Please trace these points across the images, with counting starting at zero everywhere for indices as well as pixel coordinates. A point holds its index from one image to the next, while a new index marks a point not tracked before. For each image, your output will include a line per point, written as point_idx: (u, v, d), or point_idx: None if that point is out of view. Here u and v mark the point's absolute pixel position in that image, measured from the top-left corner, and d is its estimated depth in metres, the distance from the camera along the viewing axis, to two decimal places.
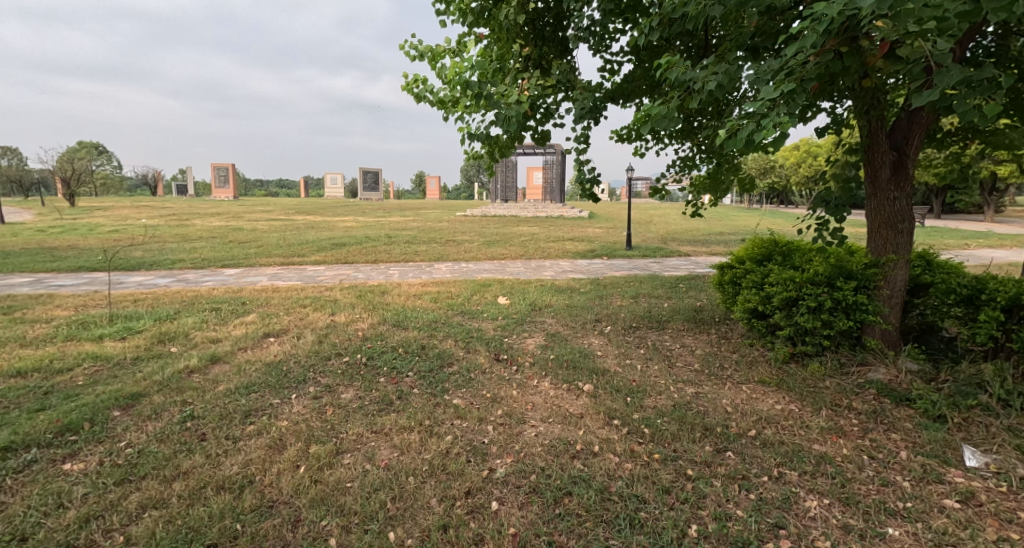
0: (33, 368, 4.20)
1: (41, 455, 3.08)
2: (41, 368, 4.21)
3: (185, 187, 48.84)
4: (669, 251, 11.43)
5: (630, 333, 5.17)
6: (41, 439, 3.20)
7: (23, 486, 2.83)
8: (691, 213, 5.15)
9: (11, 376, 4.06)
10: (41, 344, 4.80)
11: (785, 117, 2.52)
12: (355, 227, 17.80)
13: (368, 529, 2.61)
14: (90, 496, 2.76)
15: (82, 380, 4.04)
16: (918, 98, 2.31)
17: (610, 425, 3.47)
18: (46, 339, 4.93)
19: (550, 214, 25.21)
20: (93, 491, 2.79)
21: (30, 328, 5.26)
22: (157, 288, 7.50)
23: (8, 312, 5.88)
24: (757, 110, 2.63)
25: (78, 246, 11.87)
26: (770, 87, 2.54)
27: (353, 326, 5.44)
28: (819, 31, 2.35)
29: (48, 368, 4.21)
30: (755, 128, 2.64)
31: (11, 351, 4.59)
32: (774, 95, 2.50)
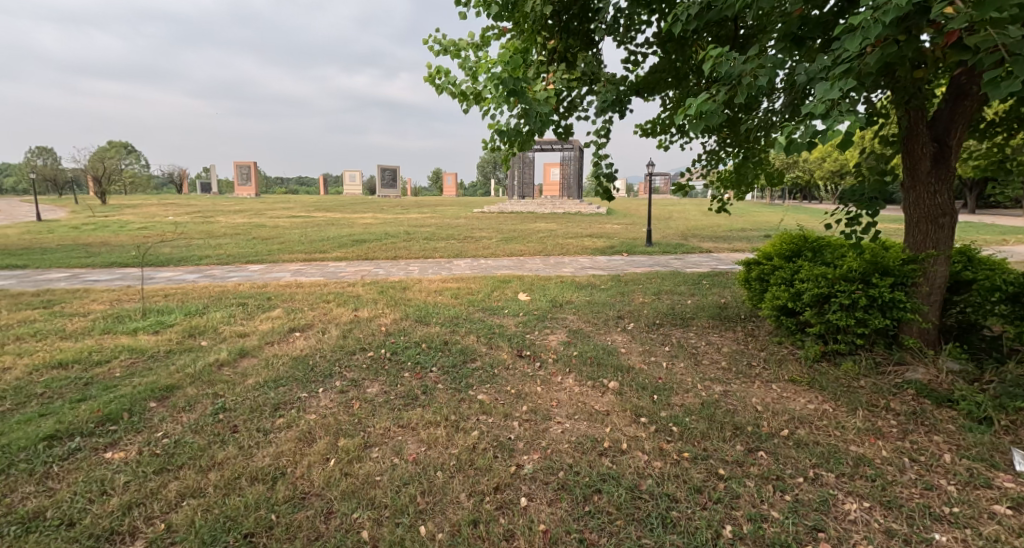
0: (72, 359, 4.33)
1: (84, 444, 3.17)
2: (80, 360, 4.34)
3: (212, 184, 49.79)
4: (691, 248, 11.31)
5: (654, 331, 5.11)
6: (83, 428, 3.30)
7: (68, 473, 2.92)
8: (715, 209, 5.06)
9: (52, 367, 4.19)
10: (80, 337, 4.95)
11: (848, 116, 2.47)
12: (375, 224, 17.95)
13: (399, 523, 2.63)
14: (132, 484, 2.83)
15: (119, 372, 4.15)
16: (992, 91, 2.22)
17: (637, 423, 3.44)
18: (84, 332, 5.08)
19: (569, 211, 25.10)
20: (135, 480, 2.87)
21: (69, 321, 5.43)
22: (187, 283, 7.67)
23: (46, 305, 6.08)
24: (814, 110, 2.58)
25: (110, 242, 12.20)
26: (830, 85, 2.49)
27: (376, 321, 5.50)
28: (882, 23, 2.29)
29: (86, 360, 4.34)
30: (814, 128, 2.59)
31: (51, 343, 4.74)
32: (836, 95, 2.45)
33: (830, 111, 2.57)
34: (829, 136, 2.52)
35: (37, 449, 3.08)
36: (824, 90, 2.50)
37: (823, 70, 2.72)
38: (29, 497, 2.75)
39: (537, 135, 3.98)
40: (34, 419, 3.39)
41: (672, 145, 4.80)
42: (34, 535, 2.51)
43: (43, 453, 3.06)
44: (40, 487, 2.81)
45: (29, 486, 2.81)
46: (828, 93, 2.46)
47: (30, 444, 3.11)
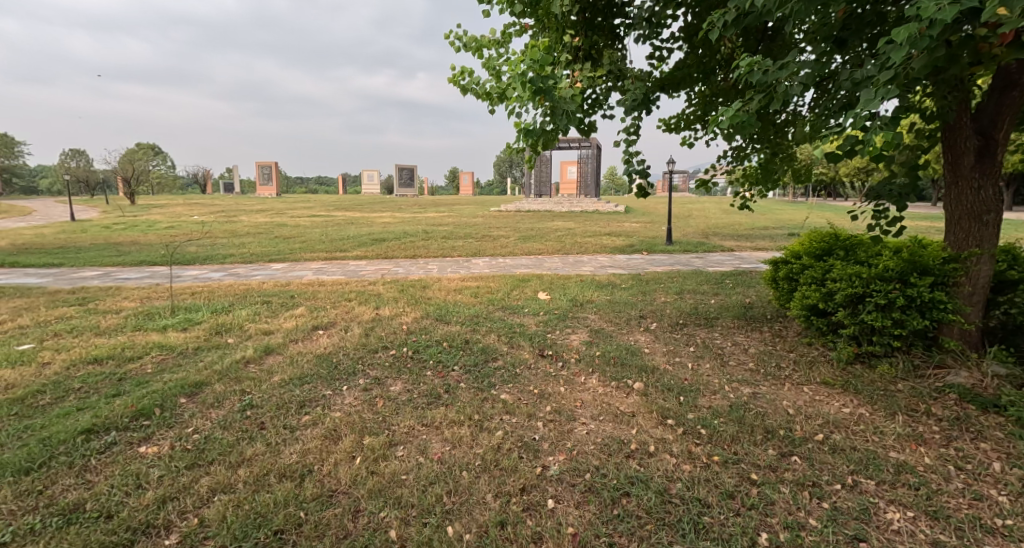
0: (106, 355, 4.42)
1: (119, 438, 3.23)
2: (114, 355, 4.43)
3: (237, 185, 50.74)
4: (713, 246, 11.12)
5: (678, 331, 5.03)
6: (118, 423, 3.36)
7: (105, 467, 2.97)
8: (739, 206, 4.92)
9: (87, 363, 4.29)
10: (113, 334, 5.05)
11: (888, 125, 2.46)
12: (394, 223, 18.00)
13: (427, 523, 2.62)
14: (166, 478, 2.88)
15: (151, 368, 4.22)
16: None
17: (664, 425, 3.38)
18: (116, 329, 5.19)
19: (587, 209, 24.90)
20: (169, 474, 2.91)
21: (102, 318, 5.56)
22: (214, 281, 7.80)
23: (80, 303, 6.23)
24: (855, 118, 2.58)
25: (138, 241, 12.45)
26: (871, 93, 2.48)
27: (397, 319, 5.51)
28: (929, 32, 2.28)
29: (119, 356, 4.42)
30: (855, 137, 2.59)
31: (85, 339, 4.85)
32: (877, 104, 2.45)
33: (869, 119, 2.56)
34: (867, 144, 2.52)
35: (76, 442, 3.15)
36: (867, 97, 2.49)
37: (866, 75, 2.69)
38: (68, 489, 2.80)
39: (562, 132, 3.97)
40: (72, 413, 3.46)
41: (696, 141, 4.71)
42: (75, 526, 2.55)
43: (82, 446, 3.12)
44: (78, 480, 2.87)
45: (69, 479, 2.86)
46: (868, 104, 2.44)
47: (69, 437, 3.18)
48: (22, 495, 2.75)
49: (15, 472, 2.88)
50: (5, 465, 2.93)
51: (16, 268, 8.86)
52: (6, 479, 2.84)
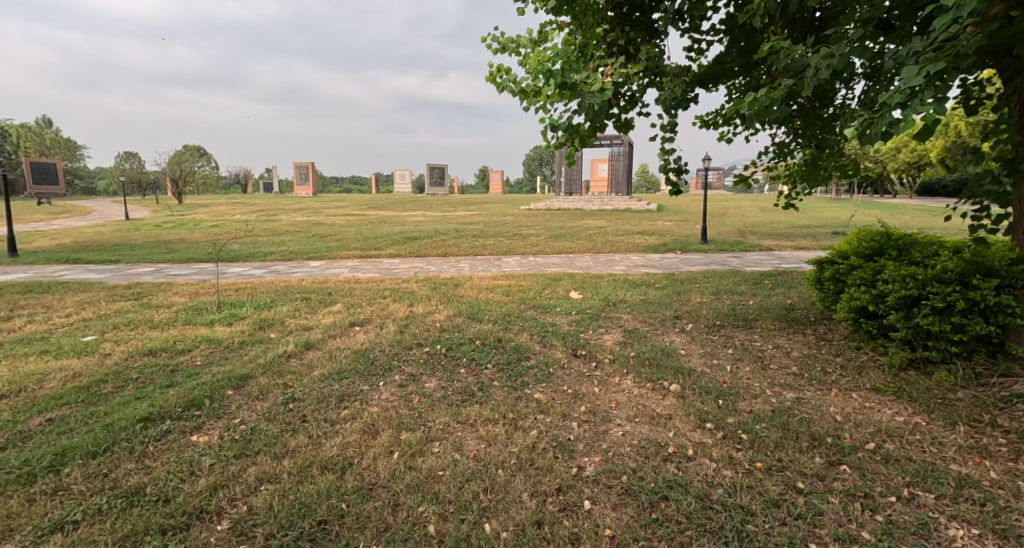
0: (160, 347, 4.60)
1: (174, 426, 3.35)
2: (166, 348, 4.60)
3: (275, 184, 52.13)
4: (749, 245, 10.85)
5: (715, 332, 4.93)
6: (172, 412, 3.48)
7: (162, 453, 3.09)
8: (781, 205, 4.70)
9: (143, 354, 4.46)
10: (165, 327, 5.25)
11: (929, 104, 2.37)
12: (426, 222, 18.18)
13: (464, 520, 2.63)
14: (217, 466, 2.97)
15: (200, 360, 4.37)
16: None
17: (703, 429, 3.31)
18: (168, 322, 5.39)
19: (618, 208, 24.68)
20: (219, 462, 3.00)
21: (155, 312, 5.78)
22: (255, 278, 8.02)
23: (134, 297, 6.49)
24: (895, 99, 2.50)
25: (184, 239, 12.92)
26: (914, 70, 2.40)
27: (430, 317, 5.56)
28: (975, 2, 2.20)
29: (171, 349, 4.59)
30: (893, 119, 2.51)
31: (141, 332, 5.05)
32: (920, 83, 2.37)
33: (911, 98, 2.48)
34: (906, 127, 2.43)
35: (135, 429, 3.28)
36: (909, 76, 2.41)
37: (912, 55, 2.60)
38: (129, 473, 2.92)
39: (596, 129, 3.95)
40: (131, 402, 3.61)
41: (736, 136, 4.54)
42: (137, 508, 2.66)
43: (141, 433, 3.25)
44: (138, 465, 2.98)
45: (130, 463, 2.98)
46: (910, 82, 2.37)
47: (129, 424, 3.31)
48: (88, 477, 2.87)
49: (82, 455, 3.02)
50: (73, 449, 3.06)
51: (76, 264, 9.29)
52: (75, 462, 2.97)
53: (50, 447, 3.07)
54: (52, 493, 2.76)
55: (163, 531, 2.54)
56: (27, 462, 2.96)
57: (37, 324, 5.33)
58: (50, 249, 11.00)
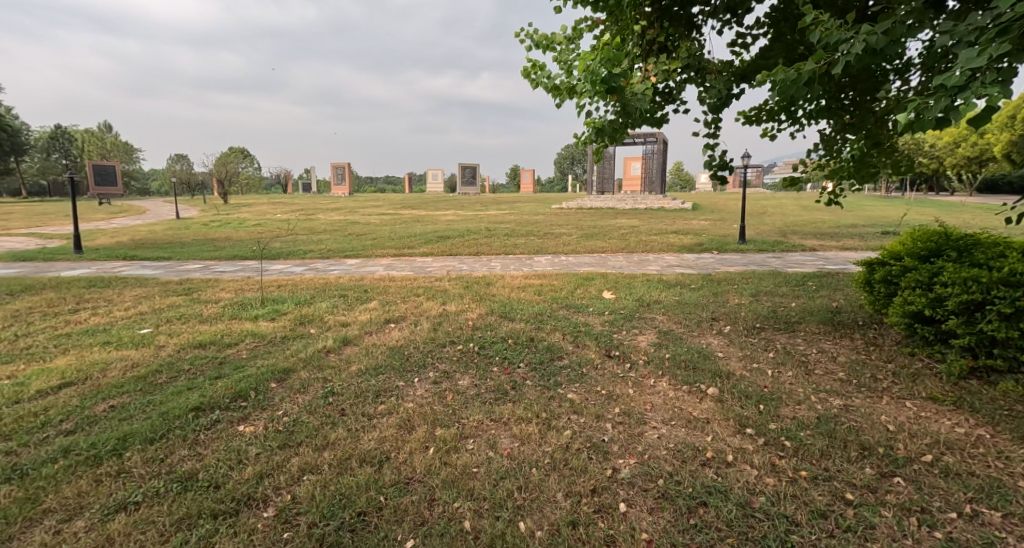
0: (209, 340, 4.73)
1: (222, 416, 3.43)
2: (214, 341, 4.73)
3: (313, 184, 53.34)
4: (789, 245, 10.50)
5: (754, 334, 4.78)
6: (220, 403, 3.57)
7: (212, 441, 3.16)
8: (827, 203, 4.51)
9: (194, 347, 4.60)
10: (213, 321, 5.41)
11: (993, 87, 2.25)
12: (459, 220, 18.27)
13: (499, 517, 2.61)
14: (262, 456, 3.03)
15: (246, 353, 4.48)
16: None
17: (743, 434, 3.20)
18: (216, 317, 5.54)
19: (651, 207, 24.35)
20: (264, 452, 3.06)
21: (204, 307, 5.96)
22: (296, 275, 8.20)
23: (185, 292, 6.72)
24: (953, 82, 2.38)
25: (229, 237, 13.34)
26: (975, 51, 2.29)
27: (463, 315, 5.57)
28: None
29: (219, 342, 4.72)
30: (951, 104, 2.40)
31: (192, 325, 5.21)
32: (982, 64, 2.25)
33: (971, 82, 2.36)
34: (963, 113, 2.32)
35: (188, 418, 3.37)
36: (969, 57, 2.30)
37: (973, 37, 2.48)
38: (183, 459, 3.00)
39: (634, 125, 3.89)
40: (183, 392, 3.72)
41: (779, 133, 4.39)
42: (191, 493, 2.73)
43: (193, 422, 3.34)
44: (191, 452, 3.06)
45: (183, 450, 3.07)
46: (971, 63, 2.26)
47: (182, 413, 3.41)
48: (147, 462, 2.96)
49: (141, 441, 3.12)
50: (133, 435, 3.17)
51: (131, 260, 9.68)
52: (135, 446, 3.07)
53: (113, 432, 3.19)
54: (115, 475, 2.86)
55: (213, 516, 2.60)
56: (92, 445, 3.08)
57: (98, 316, 5.57)
58: (108, 246, 11.50)
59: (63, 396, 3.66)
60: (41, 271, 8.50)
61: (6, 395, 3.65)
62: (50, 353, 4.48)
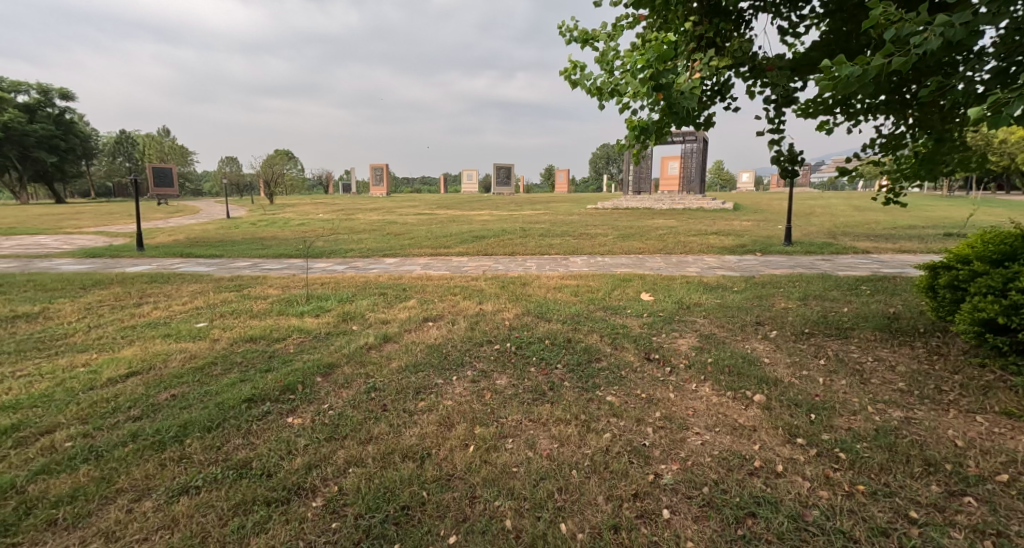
0: (259, 335, 4.86)
1: (273, 408, 3.51)
2: (264, 335, 4.86)
3: (354, 185, 54.49)
4: (840, 248, 10.07)
5: (803, 340, 4.59)
6: (270, 395, 3.66)
7: (264, 431, 3.23)
8: (885, 201, 4.30)
9: (245, 340, 4.74)
10: (263, 316, 5.55)
11: None
12: (495, 220, 18.31)
13: (540, 517, 2.58)
14: (310, 447, 3.07)
15: (293, 348, 4.58)
16: None
17: (793, 444, 3.06)
18: (266, 312, 5.70)
19: (691, 207, 23.85)
20: (312, 443, 3.11)
21: (254, 303, 6.13)
22: (337, 273, 8.34)
23: (236, 289, 6.92)
24: None
25: (275, 236, 13.76)
26: None
27: (500, 314, 5.56)
28: None
29: (268, 337, 4.83)
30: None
31: (244, 320, 5.37)
32: None
33: None
34: None
35: (241, 408, 3.46)
36: None
37: None
38: (238, 448, 3.08)
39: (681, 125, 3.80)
40: (237, 383, 3.82)
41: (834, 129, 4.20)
42: (245, 480, 2.80)
43: (246, 412, 3.43)
44: (245, 441, 3.14)
45: (238, 439, 3.15)
46: None
47: (236, 404, 3.51)
48: (205, 449, 3.05)
49: (200, 429, 3.22)
50: (192, 423, 3.28)
51: (187, 258, 10.05)
52: (194, 434, 3.17)
53: (174, 420, 3.30)
54: (178, 460, 2.96)
55: (267, 503, 2.66)
56: (156, 431, 3.19)
57: (159, 310, 5.80)
58: (167, 244, 11.98)
59: (130, 384, 3.82)
60: (108, 267, 8.91)
61: (80, 382, 3.83)
62: (118, 344, 4.68)
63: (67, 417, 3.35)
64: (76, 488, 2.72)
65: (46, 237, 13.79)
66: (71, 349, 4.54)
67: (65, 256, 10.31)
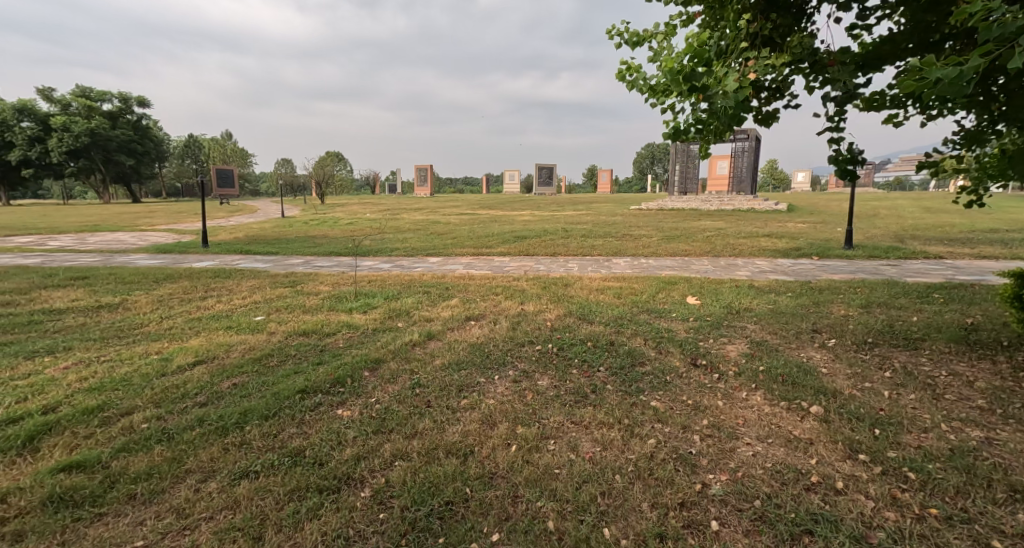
0: (310, 329, 4.96)
1: (324, 399, 3.56)
2: (315, 330, 4.95)
3: (399, 185, 55.54)
4: (908, 252, 9.49)
5: (865, 350, 4.33)
6: (322, 387, 3.71)
7: (316, 422, 3.28)
8: (966, 204, 4.00)
9: (299, 334, 4.85)
10: (315, 311, 5.68)
11: None
12: (536, 221, 18.25)
13: (583, 521, 2.51)
14: (359, 439, 3.09)
15: (343, 342, 4.65)
16: None
17: (854, 460, 2.87)
18: (317, 308, 5.82)
19: (740, 208, 23.12)
20: (360, 436, 3.13)
21: (306, 298, 6.29)
22: (384, 271, 8.47)
23: (291, 284, 7.12)
24: None
25: (324, 234, 14.16)
26: None
27: (541, 315, 5.49)
28: None
29: (319, 331, 4.93)
30: None
31: (297, 315, 5.51)
32: None
33: None
34: None
35: (295, 399, 3.53)
36: None
37: None
38: (292, 436, 3.13)
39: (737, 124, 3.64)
40: (291, 375, 3.90)
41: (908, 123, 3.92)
42: (298, 468, 2.84)
43: (299, 403, 3.49)
44: (298, 430, 3.18)
45: (292, 428, 3.20)
46: None
47: (290, 395, 3.57)
48: (264, 436, 3.12)
49: (259, 417, 3.29)
50: (252, 410, 3.36)
51: (246, 255, 10.43)
52: (254, 421, 3.25)
53: (235, 407, 3.39)
54: (240, 445, 3.02)
55: (319, 491, 2.68)
56: (221, 417, 3.28)
57: (222, 303, 6.02)
58: (228, 242, 12.47)
59: (197, 372, 3.96)
60: (177, 263, 9.33)
61: (154, 368, 3.99)
62: (186, 333, 4.88)
63: (143, 400, 3.49)
64: (152, 467, 2.82)
65: (124, 234, 14.64)
66: (146, 337, 4.76)
67: (140, 251, 10.92)
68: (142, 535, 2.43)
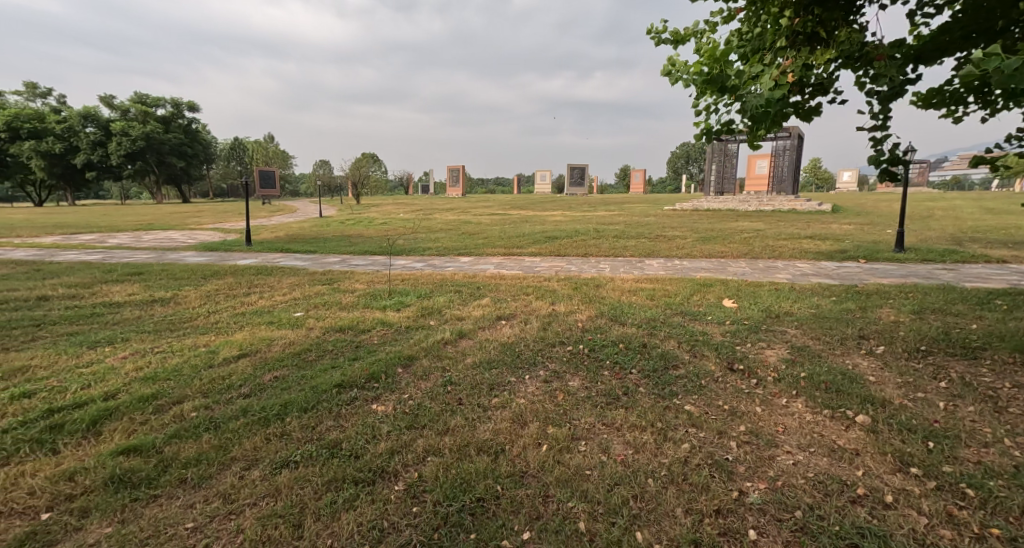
0: (346, 326, 5.06)
1: (359, 394, 3.63)
2: (351, 326, 5.06)
3: (433, 185, 56.11)
4: (965, 256, 9.05)
5: (917, 359, 4.16)
6: (358, 382, 3.78)
7: (352, 416, 3.34)
8: None
9: (336, 330, 4.95)
10: (351, 309, 5.80)
11: None
12: (568, 221, 18.20)
13: (615, 523, 2.49)
14: (393, 434, 3.14)
15: (377, 339, 4.74)
16: None
17: (904, 473, 2.77)
18: (353, 305, 5.94)
19: (779, 209, 22.53)
20: (394, 430, 3.18)
21: (343, 295, 6.43)
22: (418, 270, 8.58)
23: (328, 282, 7.28)
24: None
25: (359, 233, 14.44)
26: None
27: (572, 316, 5.47)
28: None
29: (355, 328, 5.03)
30: None
31: (334, 312, 5.63)
32: None
33: None
34: None
35: (332, 393, 3.61)
36: None
37: None
38: (329, 429, 3.20)
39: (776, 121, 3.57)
40: (329, 370, 3.99)
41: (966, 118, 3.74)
42: (335, 460, 2.90)
43: (336, 397, 3.57)
44: (335, 423, 3.25)
45: (329, 420, 3.28)
46: None
47: (328, 389, 3.65)
48: (303, 427, 3.20)
49: (299, 409, 3.38)
50: (292, 403, 3.45)
51: (286, 253, 10.72)
52: (294, 413, 3.34)
53: (276, 400, 3.49)
54: (280, 436, 3.11)
55: (355, 483, 2.74)
56: (263, 409, 3.38)
57: (264, 299, 6.20)
58: (267, 240, 12.84)
59: (241, 364, 4.09)
60: (222, 260, 9.66)
61: (201, 360, 4.15)
62: (230, 327, 5.05)
63: (192, 390, 3.62)
64: (200, 453, 2.93)
65: (175, 232, 15.25)
66: (194, 330, 4.94)
67: (188, 249, 11.36)
68: (192, 517, 2.53)
